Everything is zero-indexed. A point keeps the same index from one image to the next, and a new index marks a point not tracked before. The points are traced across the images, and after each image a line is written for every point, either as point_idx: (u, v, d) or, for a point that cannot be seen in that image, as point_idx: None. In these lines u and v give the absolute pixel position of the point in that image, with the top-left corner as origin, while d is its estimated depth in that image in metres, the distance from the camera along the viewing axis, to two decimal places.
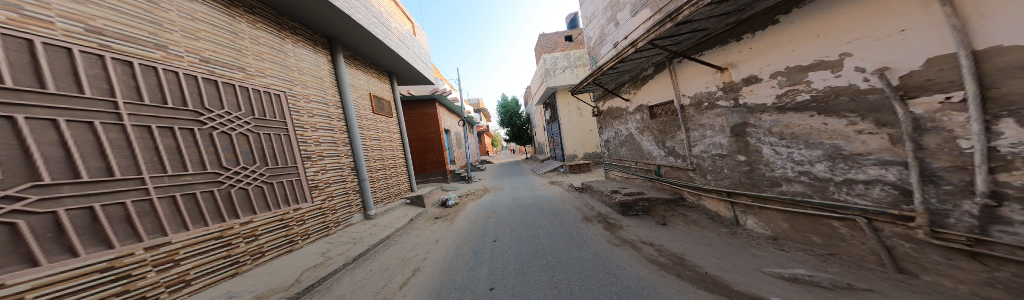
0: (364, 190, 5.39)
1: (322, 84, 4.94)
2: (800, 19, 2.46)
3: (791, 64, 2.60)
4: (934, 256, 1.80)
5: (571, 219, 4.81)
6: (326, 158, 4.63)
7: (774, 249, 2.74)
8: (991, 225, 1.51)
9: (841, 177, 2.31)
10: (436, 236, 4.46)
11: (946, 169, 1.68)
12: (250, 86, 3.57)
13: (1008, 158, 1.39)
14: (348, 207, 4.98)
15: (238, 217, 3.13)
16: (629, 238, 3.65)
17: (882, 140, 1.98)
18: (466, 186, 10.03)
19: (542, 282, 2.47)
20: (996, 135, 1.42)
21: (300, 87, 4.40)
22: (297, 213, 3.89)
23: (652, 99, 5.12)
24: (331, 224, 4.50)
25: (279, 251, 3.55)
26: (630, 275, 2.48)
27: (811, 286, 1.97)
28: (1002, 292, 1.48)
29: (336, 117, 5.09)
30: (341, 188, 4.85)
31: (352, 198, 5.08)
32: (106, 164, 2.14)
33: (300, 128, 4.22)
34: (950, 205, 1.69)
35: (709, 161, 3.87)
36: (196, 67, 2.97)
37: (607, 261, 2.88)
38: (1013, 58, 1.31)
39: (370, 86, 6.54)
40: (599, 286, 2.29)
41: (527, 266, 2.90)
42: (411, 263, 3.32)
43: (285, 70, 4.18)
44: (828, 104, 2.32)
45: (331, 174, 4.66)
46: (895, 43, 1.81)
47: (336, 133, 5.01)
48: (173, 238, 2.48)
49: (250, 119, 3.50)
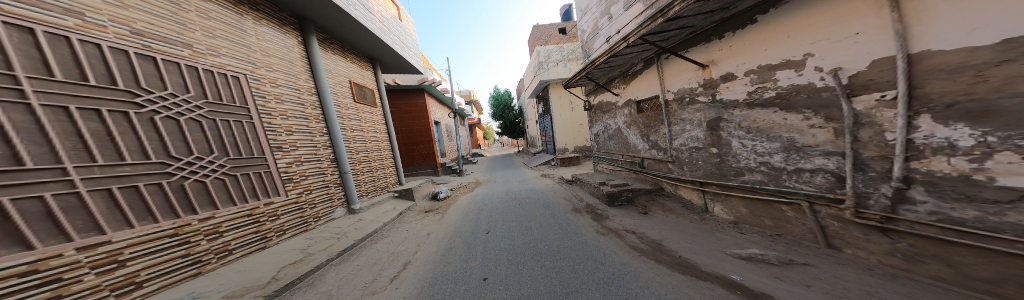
0: (347, 184, 5.25)
1: (292, 68, 4.60)
2: (775, 20, 2.61)
3: (763, 63, 2.78)
4: (855, 232, 2.08)
5: (562, 211, 5.03)
6: (301, 149, 4.40)
7: (735, 232, 3.03)
8: (899, 205, 1.78)
9: (792, 167, 2.55)
10: (428, 229, 4.52)
11: (872, 158, 1.92)
12: (200, 66, 3.23)
13: (921, 149, 1.63)
14: (330, 201, 4.85)
15: (196, 213, 2.88)
16: (613, 227, 3.88)
17: (828, 133, 2.22)
18: (457, 179, 10.03)
19: (534, 271, 2.63)
20: (914, 129, 1.65)
21: (264, 70, 4.06)
22: (268, 208, 3.69)
23: (640, 94, 5.28)
24: (309, 219, 4.35)
25: (249, 249, 3.36)
26: (615, 261, 2.69)
27: (762, 263, 2.25)
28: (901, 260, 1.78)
29: (310, 105, 4.81)
30: (320, 181, 4.68)
31: (333, 192, 4.95)
32: (11, 151, 1.81)
33: (267, 116, 3.93)
34: (871, 189, 1.94)
35: (687, 153, 4.10)
36: (125, 40, 2.57)
37: (595, 249, 3.08)
38: (943, 61, 1.49)
39: (349, 73, 6.28)
40: (587, 272, 2.48)
41: (519, 256, 3.07)
42: (402, 256, 3.40)
43: (244, 51, 3.85)
44: (789, 100, 2.53)
45: (308, 166, 4.46)
46: (850, 45, 2.01)
47: (311, 121, 4.77)
48: (113, 237, 2.21)
49: (203, 103, 3.19)
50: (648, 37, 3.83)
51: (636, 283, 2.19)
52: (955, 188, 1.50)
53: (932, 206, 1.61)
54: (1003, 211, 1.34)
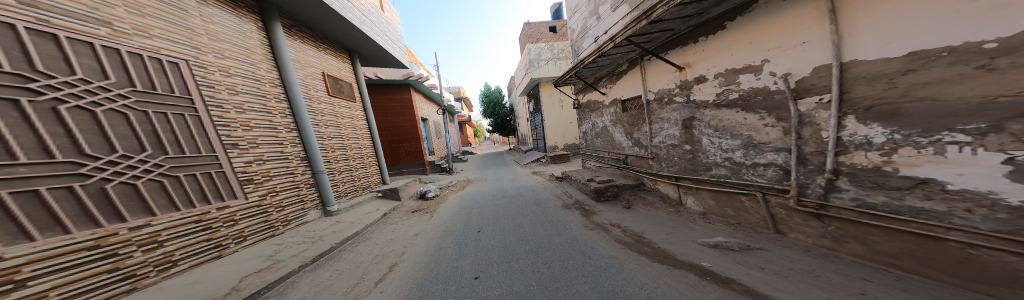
0: (320, 184, 4.72)
1: (250, 56, 3.95)
2: (740, 27, 2.83)
3: (729, 67, 3.01)
4: (796, 219, 2.39)
5: (552, 207, 5.17)
6: (263, 147, 3.82)
7: (704, 222, 3.31)
8: (831, 193, 2.07)
9: (750, 162, 2.83)
10: (416, 229, 4.40)
11: (812, 153, 2.21)
12: (127, 49, 2.61)
13: (847, 145, 1.91)
14: (300, 203, 4.34)
15: (124, 221, 2.40)
16: (600, 222, 4.08)
17: (779, 131, 2.50)
18: (447, 177, 9.99)
19: (525, 268, 2.74)
20: (843, 128, 1.93)
21: (211, 56, 3.43)
22: (222, 213, 3.21)
23: (625, 93, 5.51)
24: (275, 223, 3.87)
25: (199, 259, 2.91)
26: (601, 255, 2.86)
27: (726, 250, 2.50)
28: (831, 241, 2.11)
29: (274, 98, 4.19)
30: (288, 182, 4.14)
31: (304, 193, 4.43)
32: None
33: (217, 109, 3.33)
34: (809, 180, 2.23)
35: (665, 150, 4.37)
36: (12, 12, 1.96)
37: (585, 244, 3.24)
38: (863, 70, 1.76)
39: (321, 64, 5.64)
40: (576, 267, 2.63)
41: (511, 254, 3.16)
42: (388, 258, 3.29)
43: (185, 33, 3.19)
44: (749, 102, 2.79)
45: (272, 166, 3.89)
46: (799, 52, 2.26)
47: (275, 116, 4.13)
48: (5, 252, 1.76)
49: (129, 91, 2.58)
50: (632, 38, 3.99)
51: (622, 274, 2.36)
52: (870, 178, 1.80)
53: (854, 193, 1.92)
54: (904, 196, 1.65)
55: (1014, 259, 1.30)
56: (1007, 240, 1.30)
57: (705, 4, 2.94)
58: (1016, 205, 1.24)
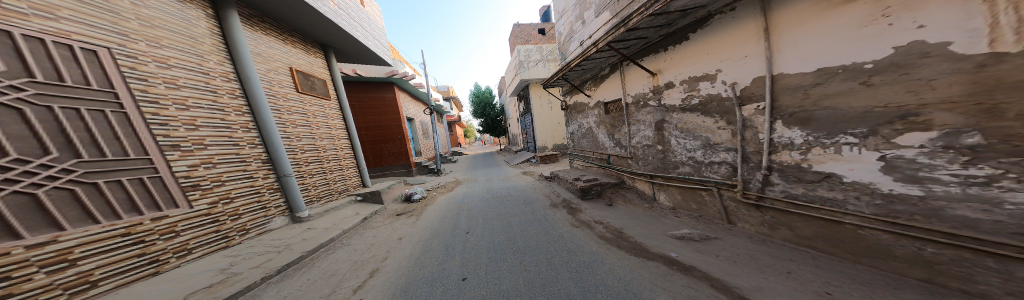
0: (288, 188, 4.25)
1: (195, 46, 3.45)
2: (700, 38, 3.11)
3: (690, 75, 3.31)
4: (745, 209, 2.76)
5: (541, 207, 5.29)
6: (213, 148, 3.36)
7: (672, 216, 3.63)
8: (767, 186, 2.51)
9: (707, 160, 3.16)
10: (400, 233, 4.20)
11: (754, 153, 2.58)
12: (21, 31, 2.11)
13: (777, 146, 2.35)
14: (263, 210, 3.89)
15: (20, 237, 1.96)
16: (585, 219, 4.26)
17: (728, 133, 2.82)
18: (434, 178, 9.95)
19: (513, 267, 2.75)
20: (774, 132, 2.35)
21: (144, 44, 2.91)
22: (160, 224, 2.75)
23: (607, 96, 5.81)
24: (230, 233, 3.41)
25: (130, 277, 2.47)
26: (584, 250, 2.99)
27: (690, 240, 2.80)
28: (766, 228, 2.56)
29: (228, 93, 3.72)
30: (247, 187, 3.69)
31: (266, 200, 3.96)
32: None
33: (150, 105, 2.85)
34: (751, 176, 2.63)
35: (641, 150, 4.69)
36: None
37: (569, 241, 3.36)
38: (788, 82, 2.19)
39: (288, 58, 5.14)
40: (561, 263, 2.71)
41: (499, 254, 3.14)
42: (368, 264, 3.10)
43: (107, 15, 2.65)
44: (706, 107, 3.10)
45: (225, 169, 3.45)
46: (743, 64, 2.60)
47: (229, 113, 3.68)
48: None
49: (26, 83, 2.09)
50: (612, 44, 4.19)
51: (602, 268, 2.49)
52: (794, 174, 2.26)
53: (783, 188, 2.36)
54: (817, 187, 2.12)
55: (885, 236, 1.76)
56: (880, 221, 1.76)
57: (673, 16, 3.20)
58: (886, 192, 1.70)
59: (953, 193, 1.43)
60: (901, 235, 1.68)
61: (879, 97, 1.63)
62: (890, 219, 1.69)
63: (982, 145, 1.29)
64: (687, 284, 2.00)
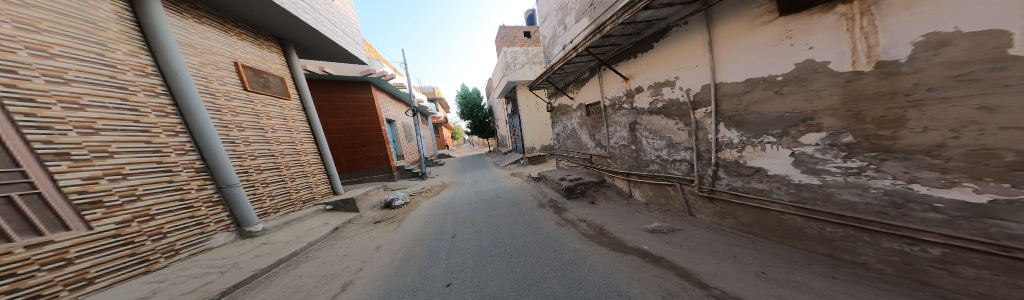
0: (233, 200, 3.68)
1: (95, 31, 2.72)
2: (662, 48, 3.43)
3: (655, 81, 3.63)
4: (702, 202, 3.10)
5: (528, 207, 5.39)
6: (121, 156, 2.70)
7: (646, 211, 3.93)
8: (717, 181, 2.86)
9: (670, 159, 3.49)
10: (378, 242, 4.03)
11: (705, 151, 2.92)
12: None
13: (723, 145, 2.72)
14: (198, 227, 3.31)
15: None
16: (570, 218, 4.42)
17: (685, 134, 3.16)
18: (419, 182, 9.80)
19: (499, 269, 2.78)
20: (721, 133, 2.72)
21: (11, 26, 2.20)
22: (40, 252, 2.10)
23: (588, 99, 6.10)
24: (152, 256, 2.81)
25: None
26: (569, 249, 3.11)
27: (659, 233, 3.08)
28: (716, 217, 2.94)
29: (144, 90, 3.03)
30: (173, 201, 3.08)
31: (202, 215, 3.37)
32: None
33: (23, 104, 2.17)
34: (706, 172, 2.96)
35: (618, 150, 4.99)
36: None
37: (555, 241, 3.45)
38: (729, 89, 2.56)
39: (232, 52, 4.41)
40: (547, 263, 2.80)
41: (485, 257, 3.15)
42: (340, 277, 2.90)
43: None
44: (667, 110, 3.44)
45: (140, 181, 2.81)
46: (694, 72, 2.95)
47: (145, 114, 2.99)
48: None
49: None
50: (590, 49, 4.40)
51: (585, 265, 2.61)
52: (734, 169, 2.65)
53: (729, 182, 2.73)
54: (752, 180, 2.50)
55: (799, 219, 2.15)
56: (789, 206, 2.22)
57: (641, 25, 3.45)
58: (798, 183, 2.12)
59: (838, 180, 1.86)
60: (809, 218, 2.08)
61: (788, 104, 2.07)
62: (803, 205, 2.10)
63: (853, 143, 1.72)
64: (656, 275, 2.19)
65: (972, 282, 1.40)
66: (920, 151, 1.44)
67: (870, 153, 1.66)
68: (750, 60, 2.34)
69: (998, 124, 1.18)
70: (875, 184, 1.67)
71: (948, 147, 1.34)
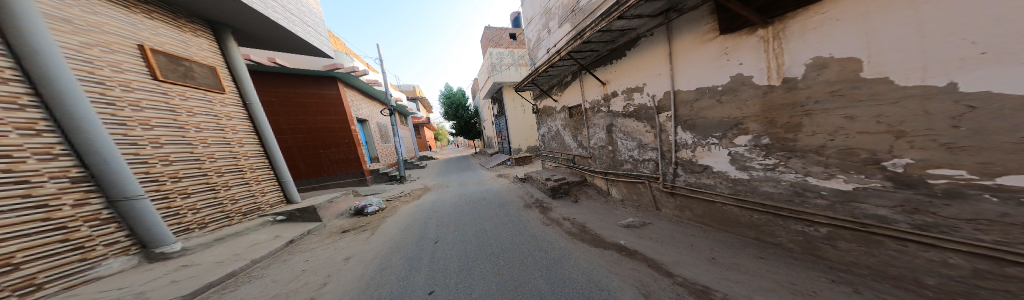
0: (133, 215, 2.78)
1: None
2: (632, 56, 3.71)
3: (627, 86, 3.93)
4: (666, 197, 3.43)
5: (515, 208, 5.35)
6: None
7: (621, 208, 4.21)
8: (678, 178, 3.19)
9: (641, 158, 3.79)
10: (349, 251, 3.58)
11: (668, 151, 3.24)
12: None
13: (681, 146, 3.07)
14: (75, 253, 2.41)
15: None
16: (555, 217, 4.50)
17: (652, 136, 3.47)
18: (397, 187, 9.09)
19: (485, 272, 2.69)
20: (679, 135, 3.06)
21: None
22: None
23: (571, 101, 6.34)
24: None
25: None
26: (554, 248, 3.14)
27: (632, 227, 3.34)
28: (674, 209, 3.34)
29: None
30: (26, 221, 2.17)
31: (82, 237, 2.47)
32: None
33: None
34: (668, 170, 3.29)
35: (597, 150, 5.27)
36: None
37: (541, 241, 3.44)
38: (684, 96, 2.92)
39: (139, 31, 3.37)
40: (533, 263, 2.78)
41: (470, 261, 3.01)
42: (300, 294, 2.49)
43: None
44: (636, 113, 3.76)
45: None
46: (659, 80, 3.27)
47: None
48: None
49: None
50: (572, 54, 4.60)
51: (569, 263, 2.65)
52: (688, 166, 3.02)
53: (687, 179, 3.06)
54: (704, 176, 2.86)
55: (738, 210, 2.58)
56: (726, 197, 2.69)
57: (615, 34, 3.69)
58: (734, 178, 2.57)
59: (759, 175, 2.34)
60: (741, 207, 2.55)
61: (726, 111, 2.51)
62: (738, 196, 2.55)
63: (769, 144, 2.21)
64: (632, 268, 2.34)
65: (846, 253, 1.89)
66: (811, 150, 1.94)
67: (780, 152, 2.15)
68: (703, 72, 2.70)
69: (856, 129, 1.66)
70: (783, 178, 2.17)
71: (827, 148, 1.85)
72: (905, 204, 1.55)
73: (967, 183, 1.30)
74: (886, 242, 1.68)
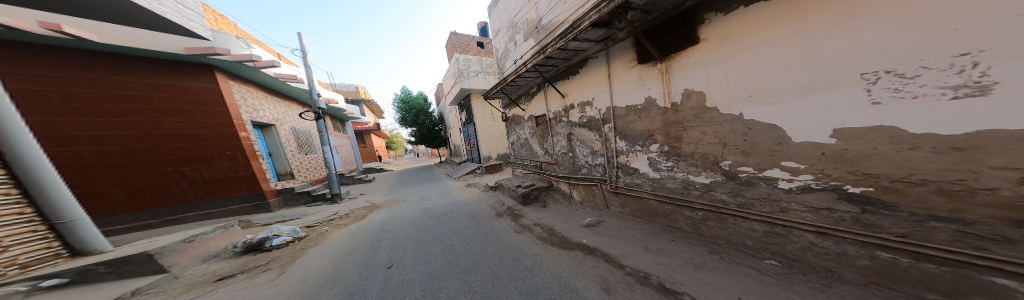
0: None
1: None
2: (584, 74, 4.23)
3: (580, 100, 4.45)
4: (614, 196, 4.07)
5: (485, 218, 5.23)
6: None
7: (580, 208, 4.69)
8: (621, 179, 3.85)
9: (595, 164, 4.35)
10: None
11: (615, 157, 3.84)
12: None
13: (621, 153, 3.75)
14: None
15: None
16: (527, 223, 4.62)
17: (603, 145, 4.04)
18: (327, 208, 6.76)
19: (456, 290, 2.47)
20: (618, 144, 3.76)
21: None
22: None
23: (537, 111, 6.77)
24: None
25: None
26: (527, 255, 3.15)
27: (591, 226, 3.76)
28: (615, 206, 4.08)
29: None
30: None
31: None
32: None
33: None
34: (613, 173, 3.96)
35: (558, 156, 5.72)
36: None
37: (515, 249, 3.40)
38: (619, 112, 3.64)
39: None
40: (507, 274, 2.69)
41: (436, 281, 2.69)
42: None
43: None
44: (588, 125, 4.34)
45: None
46: (602, 96, 3.87)
47: None
48: None
49: None
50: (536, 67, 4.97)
51: (542, 268, 2.71)
52: (624, 170, 3.77)
53: (628, 180, 3.73)
54: (635, 177, 3.62)
55: (656, 203, 3.38)
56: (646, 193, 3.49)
57: (569, 54, 4.13)
58: (652, 177, 3.37)
59: (665, 174, 3.18)
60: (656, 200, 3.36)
61: (645, 126, 3.28)
62: (655, 191, 3.34)
63: (668, 152, 3.07)
64: (593, 265, 2.61)
65: (715, 230, 2.76)
66: (688, 155, 2.86)
67: (674, 157, 3.02)
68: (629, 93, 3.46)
69: (704, 141, 2.66)
70: (678, 176, 3.03)
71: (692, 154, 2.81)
72: (735, 192, 2.52)
73: (754, 175, 2.33)
74: (729, 219, 2.61)
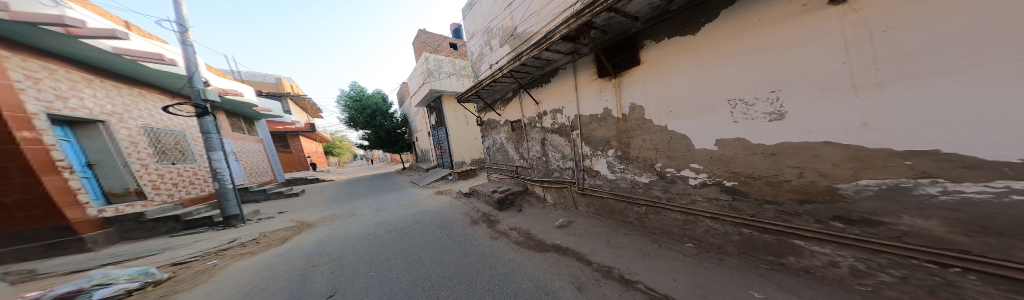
0: None
1: None
2: (555, 82, 4.51)
3: (552, 106, 4.73)
4: (583, 197, 4.41)
5: (459, 226, 5.13)
6: None
7: (553, 210, 4.95)
8: (587, 181, 4.20)
9: (565, 167, 4.67)
10: None
11: (584, 162, 4.19)
12: None
13: (586, 157, 4.12)
14: None
15: None
16: (503, 229, 4.70)
17: (573, 150, 4.37)
18: (208, 236, 5.11)
19: None
20: (584, 149, 4.13)
21: None
22: None
23: (513, 116, 6.97)
24: None
25: None
26: (506, 262, 3.18)
27: (564, 227, 4.02)
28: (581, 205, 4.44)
29: None
30: None
31: None
32: None
33: None
34: (580, 176, 4.31)
35: (533, 162, 5.95)
36: None
37: (492, 257, 3.40)
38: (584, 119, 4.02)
39: None
40: (482, 284, 2.65)
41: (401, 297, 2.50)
42: None
43: None
44: (558, 131, 4.65)
45: None
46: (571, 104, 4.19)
47: None
48: None
49: None
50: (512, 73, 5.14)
51: (519, 273, 2.80)
52: (588, 172, 4.14)
53: (592, 182, 4.09)
54: (597, 178, 4.00)
55: (613, 201, 3.78)
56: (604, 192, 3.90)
57: (542, 62, 4.39)
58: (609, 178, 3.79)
59: (618, 175, 3.61)
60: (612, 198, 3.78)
61: (604, 132, 3.69)
62: (613, 191, 3.72)
63: (620, 155, 3.49)
64: (566, 264, 2.79)
65: (659, 220, 3.19)
66: (635, 158, 3.31)
67: (625, 160, 3.46)
68: (592, 103, 3.84)
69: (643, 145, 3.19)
70: (629, 177, 3.47)
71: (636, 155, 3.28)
72: (669, 189, 3.00)
73: (677, 175, 2.86)
74: (664, 211, 3.10)
